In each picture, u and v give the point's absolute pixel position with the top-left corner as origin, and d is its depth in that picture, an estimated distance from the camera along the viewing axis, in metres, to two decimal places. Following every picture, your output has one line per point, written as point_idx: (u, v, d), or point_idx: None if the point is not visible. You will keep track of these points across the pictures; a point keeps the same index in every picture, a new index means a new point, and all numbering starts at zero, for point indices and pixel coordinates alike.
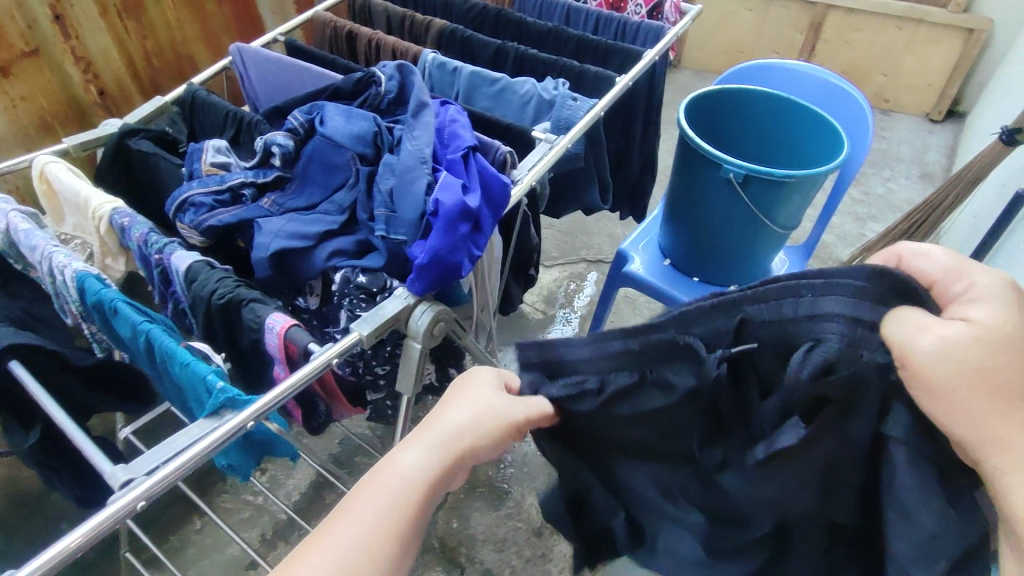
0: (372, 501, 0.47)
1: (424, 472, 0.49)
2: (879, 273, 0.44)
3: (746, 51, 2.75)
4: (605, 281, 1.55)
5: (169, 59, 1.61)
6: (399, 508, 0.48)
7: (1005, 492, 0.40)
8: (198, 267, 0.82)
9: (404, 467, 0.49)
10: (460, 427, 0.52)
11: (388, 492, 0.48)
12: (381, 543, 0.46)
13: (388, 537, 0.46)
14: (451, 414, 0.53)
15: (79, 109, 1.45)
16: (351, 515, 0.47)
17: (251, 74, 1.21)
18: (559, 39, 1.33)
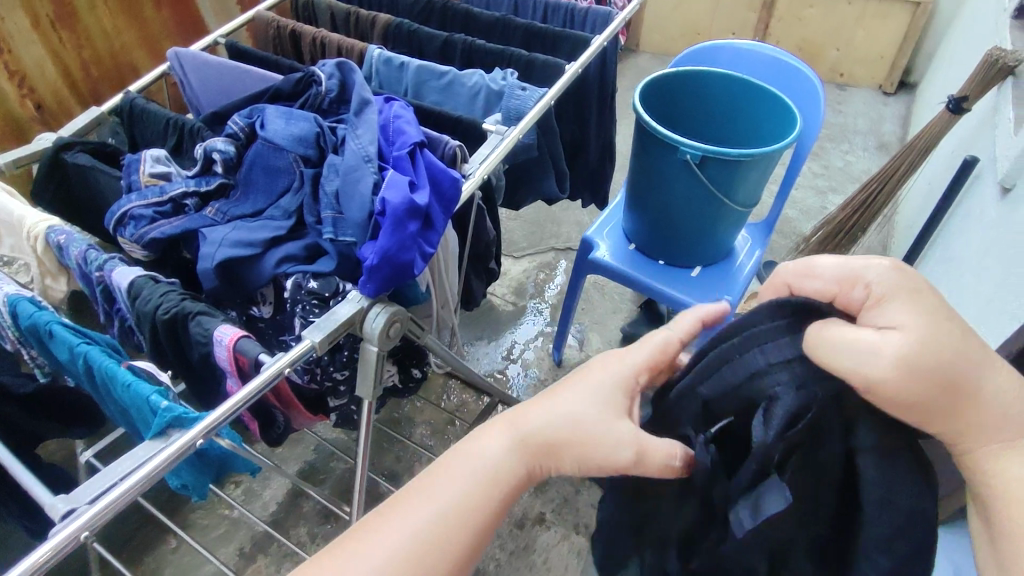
0: (442, 491, 0.51)
1: (500, 465, 0.53)
2: (778, 305, 0.50)
3: (703, 32, 2.76)
4: (572, 269, 1.55)
5: (109, 67, 1.55)
6: (480, 490, 0.52)
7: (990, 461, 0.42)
8: (141, 282, 0.79)
9: (482, 456, 0.53)
10: (552, 428, 0.54)
11: (469, 473, 0.52)
12: (456, 524, 0.50)
13: (465, 520, 0.50)
14: (544, 414, 0.54)
15: (15, 124, 1.39)
16: (406, 508, 0.50)
17: (191, 79, 1.17)
18: (508, 28, 1.32)
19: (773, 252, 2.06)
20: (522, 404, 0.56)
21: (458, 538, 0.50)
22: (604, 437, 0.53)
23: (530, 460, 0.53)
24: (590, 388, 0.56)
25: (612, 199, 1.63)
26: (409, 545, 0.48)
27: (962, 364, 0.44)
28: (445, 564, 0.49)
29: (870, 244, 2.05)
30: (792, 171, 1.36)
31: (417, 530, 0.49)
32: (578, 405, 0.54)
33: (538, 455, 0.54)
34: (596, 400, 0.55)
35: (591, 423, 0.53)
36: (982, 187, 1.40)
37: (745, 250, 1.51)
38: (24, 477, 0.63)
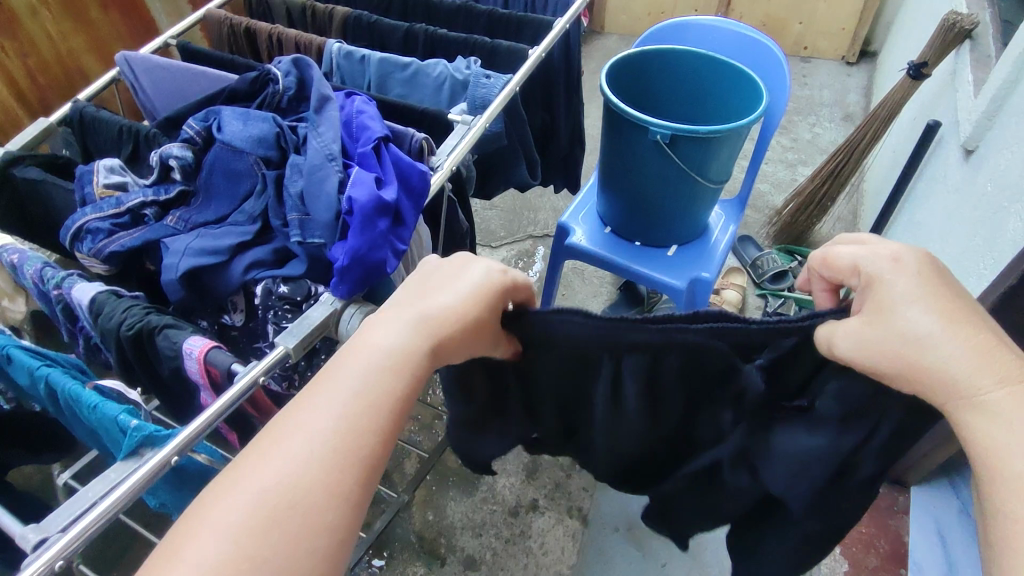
0: (351, 380, 0.49)
1: (405, 348, 0.52)
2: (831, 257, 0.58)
3: (667, 11, 2.75)
4: (550, 255, 1.54)
5: (57, 74, 1.50)
6: (387, 387, 0.50)
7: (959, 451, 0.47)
8: (103, 299, 0.76)
9: (385, 342, 0.51)
10: (447, 309, 0.54)
11: (369, 367, 0.50)
12: (367, 426, 0.48)
13: (379, 421, 0.48)
14: (447, 295, 0.55)
15: None
16: (317, 409, 0.48)
17: (143, 83, 1.13)
18: (470, 17, 1.29)
19: (747, 227, 2.08)
20: (417, 294, 0.56)
21: (374, 432, 0.48)
22: (488, 319, 0.56)
23: (432, 340, 0.53)
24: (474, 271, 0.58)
25: (585, 184, 1.62)
26: (328, 451, 0.46)
27: (894, 341, 0.48)
28: (369, 467, 0.47)
29: (841, 212, 2.08)
30: (762, 146, 1.37)
31: (335, 434, 0.46)
32: (470, 287, 0.56)
33: (448, 346, 0.54)
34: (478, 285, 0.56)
35: (476, 303, 0.55)
36: (946, 151, 1.42)
37: (719, 226, 1.51)
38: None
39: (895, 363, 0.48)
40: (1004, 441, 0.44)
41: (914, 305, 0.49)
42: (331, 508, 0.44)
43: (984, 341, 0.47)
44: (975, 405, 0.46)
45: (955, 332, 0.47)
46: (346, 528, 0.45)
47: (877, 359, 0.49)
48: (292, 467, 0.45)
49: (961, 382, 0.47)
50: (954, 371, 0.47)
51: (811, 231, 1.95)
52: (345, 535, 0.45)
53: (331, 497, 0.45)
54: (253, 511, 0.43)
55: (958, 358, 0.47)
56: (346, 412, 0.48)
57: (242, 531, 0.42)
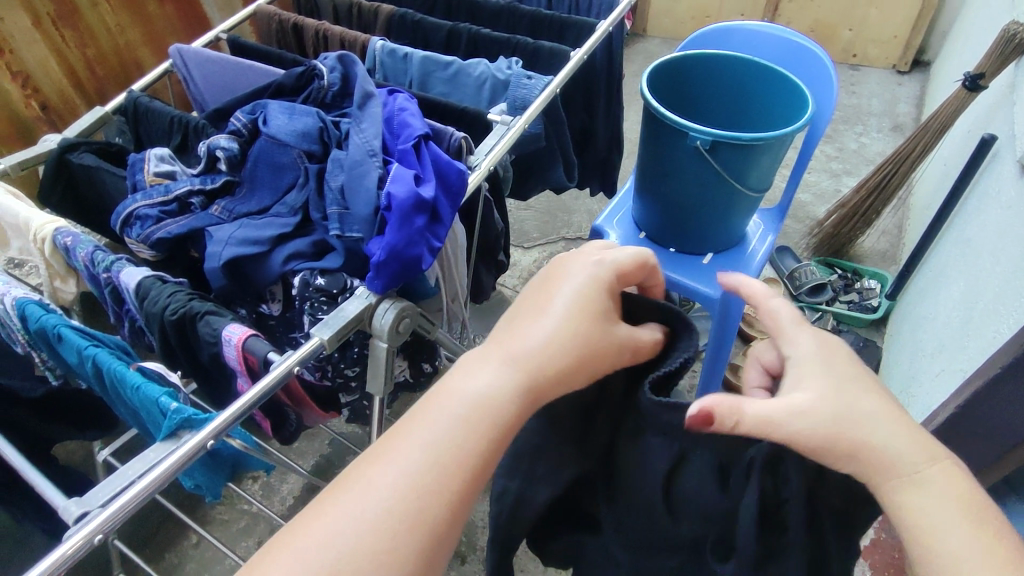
0: (432, 429, 0.48)
1: (495, 393, 0.49)
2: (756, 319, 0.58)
3: (712, 15, 2.71)
4: None
5: (114, 65, 1.57)
6: (466, 435, 0.48)
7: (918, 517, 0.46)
8: (149, 283, 0.79)
9: (475, 389, 0.49)
10: (534, 351, 0.52)
11: (453, 416, 0.48)
12: (434, 478, 0.46)
13: (450, 471, 0.46)
14: (537, 335, 0.53)
15: (22, 127, 1.42)
16: (393, 457, 0.46)
17: (195, 76, 1.17)
18: (513, 18, 1.30)
19: (787, 238, 2.04)
20: (511, 333, 0.54)
21: (443, 487, 0.46)
22: (612, 343, 0.54)
23: (529, 391, 0.51)
24: (575, 293, 0.56)
25: (621, 188, 1.61)
26: (392, 501, 0.44)
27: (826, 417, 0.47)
28: (435, 523, 0.45)
29: (885, 226, 2.02)
30: (806, 154, 1.33)
31: (401, 482, 0.45)
32: (560, 317, 0.54)
33: (539, 384, 0.51)
34: (581, 312, 0.55)
35: (580, 332, 0.54)
36: (1000, 167, 1.37)
37: (757, 235, 1.48)
38: (22, 469, 0.61)
39: (827, 446, 0.47)
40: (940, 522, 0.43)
41: (822, 385, 0.50)
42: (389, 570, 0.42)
43: (905, 423, 0.48)
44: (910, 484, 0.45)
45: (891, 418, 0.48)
46: None
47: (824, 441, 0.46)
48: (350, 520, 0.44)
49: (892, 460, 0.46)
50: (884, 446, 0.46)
51: (852, 245, 1.90)
52: None
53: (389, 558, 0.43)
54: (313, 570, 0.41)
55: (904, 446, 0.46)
56: (415, 462, 0.46)
57: None
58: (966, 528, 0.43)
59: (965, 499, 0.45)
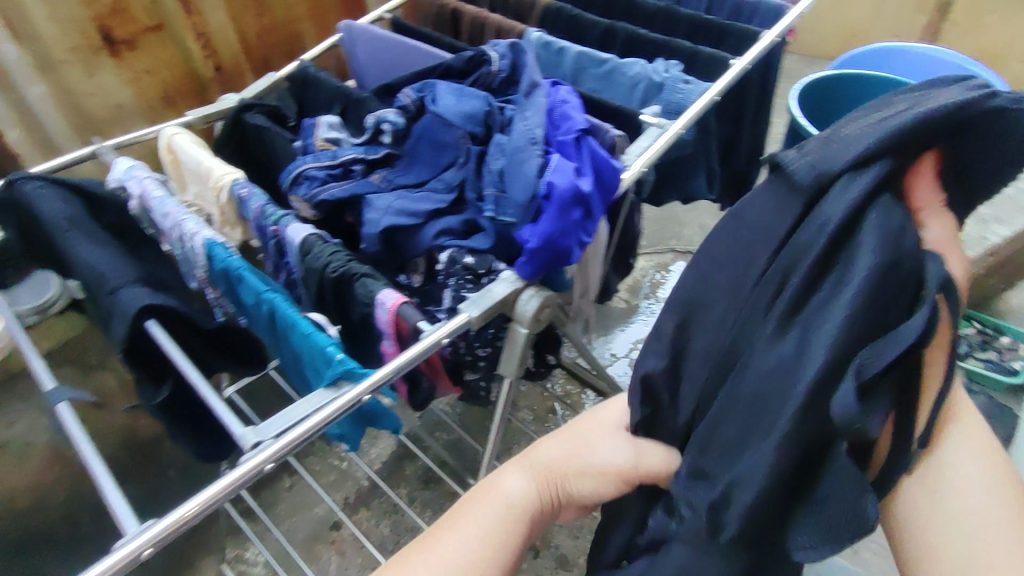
0: (484, 516, 0.62)
1: (524, 495, 0.64)
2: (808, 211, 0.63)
3: (860, 34, 2.54)
4: None
5: (281, 36, 1.70)
6: (506, 523, 0.62)
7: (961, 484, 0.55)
8: (312, 240, 0.83)
9: (510, 490, 0.64)
10: (555, 459, 0.67)
11: (496, 512, 0.62)
12: (485, 564, 0.58)
13: (494, 553, 0.59)
14: (548, 448, 0.68)
15: (196, 82, 1.59)
16: (453, 533, 0.60)
17: (360, 52, 1.25)
18: (671, 19, 1.27)
19: None
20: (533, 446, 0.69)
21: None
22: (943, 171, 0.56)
23: (546, 491, 0.66)
24: (603, 423, 0.71)
25: None
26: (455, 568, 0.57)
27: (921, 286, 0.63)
28: None
29: None
30: None
31: (462, 553, 0.58)
32: (566, 440, 0.69)
33: (551, 485, 0.66)
34: (616, 437, 0.68)
35: (580, 447, 0.69)
36: None
37: None
38: (201, 390, 0.68)
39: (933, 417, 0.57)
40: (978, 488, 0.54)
41: None
42: None
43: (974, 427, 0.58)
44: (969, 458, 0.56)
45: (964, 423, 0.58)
46: None
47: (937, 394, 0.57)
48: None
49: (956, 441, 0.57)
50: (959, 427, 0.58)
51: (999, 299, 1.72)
52: None
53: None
54: None
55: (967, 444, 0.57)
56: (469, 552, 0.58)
57: None
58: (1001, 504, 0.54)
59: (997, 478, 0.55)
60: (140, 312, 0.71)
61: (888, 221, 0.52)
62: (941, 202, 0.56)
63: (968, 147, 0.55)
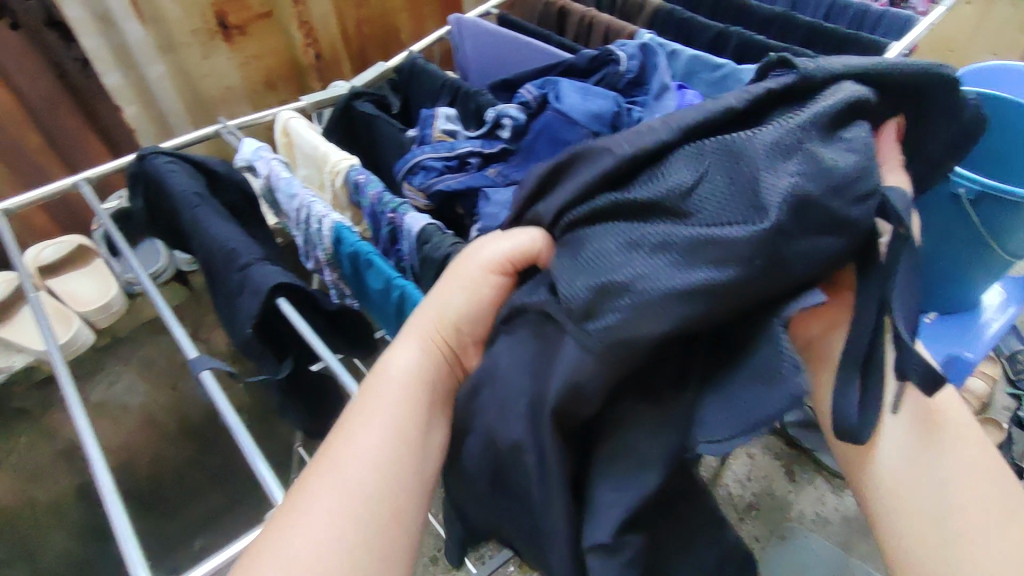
0: (379, 414, 0.59)
1: (413, 364, 0.62)
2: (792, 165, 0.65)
3: (956, 50, 2.42)
4: None
5: (378, 28, 1.70)
6: (406, 407, 0.60)
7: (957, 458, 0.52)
8: (431, 230, 0.84)
9: (401, 365, 0.62)
10: (434, 320, 0.65)
11: (393, 402, 0.60)
12: (388, 462, 0.56)
13: (394, 449, 0.57)
14: (430, 312, 0.65)
15: (297, 68, 1.63)
16: (356, 433, 0.57)
17: (468, 45, 1.25)
18: (788, 26, 1.23)
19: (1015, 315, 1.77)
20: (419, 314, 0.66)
21: (396, 485, 0.56)
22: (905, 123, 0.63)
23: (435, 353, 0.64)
24: (467, 267, 0.66)
25: None
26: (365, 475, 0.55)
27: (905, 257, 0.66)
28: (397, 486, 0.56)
29: None
30: None
31: (372, 452, 0.56)
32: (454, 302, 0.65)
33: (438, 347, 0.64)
34: (479, 275, 0.64)
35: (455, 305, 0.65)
36: None
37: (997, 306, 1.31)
38: (324, 361, 0.69)
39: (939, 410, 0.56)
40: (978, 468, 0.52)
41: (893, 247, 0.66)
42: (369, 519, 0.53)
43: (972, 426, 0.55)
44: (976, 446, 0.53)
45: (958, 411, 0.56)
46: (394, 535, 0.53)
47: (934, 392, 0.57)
48: (323, 527, 0.51)
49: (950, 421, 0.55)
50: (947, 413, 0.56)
51: None
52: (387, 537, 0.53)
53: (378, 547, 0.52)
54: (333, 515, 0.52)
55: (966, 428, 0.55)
56: (368, 475, 0.55)
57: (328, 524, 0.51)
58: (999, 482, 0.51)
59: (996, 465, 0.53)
60: (273, 290, 0.73)
61: (867, 139, 0.52)
62: (901, 163, 0.61)
63: (933, 136, 0.64)
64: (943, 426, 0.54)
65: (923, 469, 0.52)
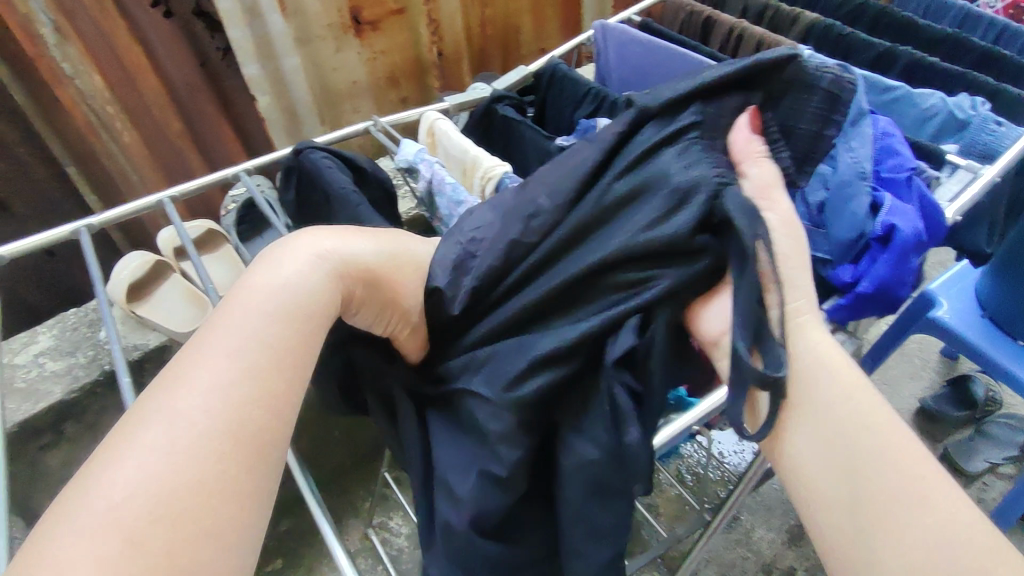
0: (235, 328, 0.60)
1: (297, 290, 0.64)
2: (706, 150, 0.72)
3: None
4: (904, 321, 1.57)
5: (498, 28, 1.69)
6: (274, 335, 0.61)
7: (845, 426, 0.59)
8: None
9: (288, 284, 0.64)
10: (342, 255, 0.69)
11: (254, 320, 0.61)
12: (239, 402, 0.56)
13: (252, 375, 0.58)
14: (356, 242, 0.71)
15: (420, 66, 1.63)
16: (203, 349, 0.58)
17: (610, 52, 1.21)
18: (960, 48, 1.14)
19: None
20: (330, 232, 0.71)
21: (272, 420, 0.57)
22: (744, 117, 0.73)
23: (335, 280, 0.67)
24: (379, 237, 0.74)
25: (959, 266, 1.60)
26: (211, 395, 0.55)
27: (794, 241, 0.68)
28: (244, 433, 0.55)
29: None
30: None
31: (213, 383, 0.56)
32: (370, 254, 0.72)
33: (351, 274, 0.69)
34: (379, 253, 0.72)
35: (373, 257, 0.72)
36: None
37: None
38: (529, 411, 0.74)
39: (828, 381, 0.61)
40: (871, 440, 0.58)
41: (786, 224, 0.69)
42: (206, 449, 0.53)
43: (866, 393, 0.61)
44: (885, 418, 0.59)
45: (850, 379, 0.62)
46: (225, 482, 0.52)
47: (817, 370, 0.62)
48: (167, 447, 0.52)
49: (842, 392, 0.61)
50: (818, 372, 0.62)
51: None
52: (216, 467, 0.52)
53: (237, 472, 0.53)
54: (170, 440, 0.52)
55: (853, 396, 0.60)
56: (238, 410, 0.55)
57: (163, 455, 0.51)
58: (887, 451, 0.57)
59: (894, 436, 0.58)
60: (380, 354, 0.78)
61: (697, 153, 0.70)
62: (759, 152, 0.71)
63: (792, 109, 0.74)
64: (844, 418, 0.59)
65: (835, 460, 0.58)
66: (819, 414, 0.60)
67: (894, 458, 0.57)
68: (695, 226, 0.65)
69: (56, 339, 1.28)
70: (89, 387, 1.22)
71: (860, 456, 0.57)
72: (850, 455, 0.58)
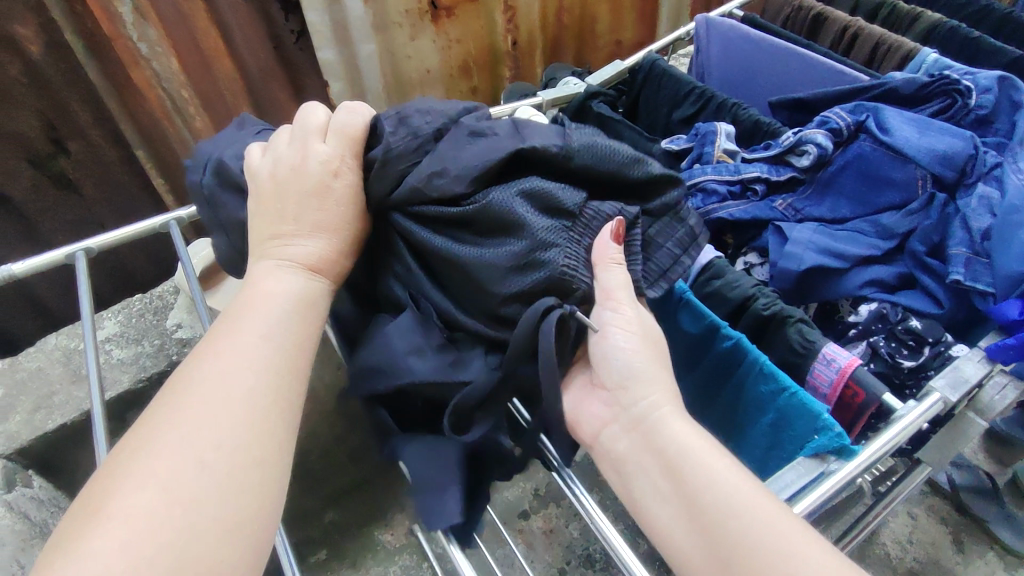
0: (256, 326, 0.59)
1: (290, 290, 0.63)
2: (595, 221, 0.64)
3: None
4: None
5: (574, 17, 1.61)
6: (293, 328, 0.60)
7: (720, 501, 0.51)
8: (721, 263, 0.77)
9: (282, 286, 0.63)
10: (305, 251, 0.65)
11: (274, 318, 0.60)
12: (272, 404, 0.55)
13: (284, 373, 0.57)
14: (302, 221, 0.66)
15: (492, 54, 1.56)
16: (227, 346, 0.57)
17: (714, 49, 1.14)
18: None
19: None
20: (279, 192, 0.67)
21: (278, 431, 0.54)
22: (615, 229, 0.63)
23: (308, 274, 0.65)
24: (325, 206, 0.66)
25: None
26: (254, 387, 0.54)
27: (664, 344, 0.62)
28: (276, 434, 0.54)
29: None
30: None
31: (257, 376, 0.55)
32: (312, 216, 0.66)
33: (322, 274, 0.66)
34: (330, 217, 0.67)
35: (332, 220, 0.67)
36: None
37: None
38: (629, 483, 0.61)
39: (676, 458, 0.55)
40: (757, 517, 0.49)
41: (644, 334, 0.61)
42: (243, 452, 0.51)
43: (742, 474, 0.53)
44: (758, 489, 0.51)
45: (714, 455, 0.54)
46: (259, 481, 0.51)
47: (681, 455, 0.55)
48: (192, 445, 0.50)
49: (710, 471, 0.53)
50: (679, 455, 0.55)
51: None
52: (258, 464, 0.51)
53: (246, 487, 0.50)
54: (201, 439, 0.50)
55: (723, 473, 0.52)
56: (243, 412, 0.52)
57: (195, 450, 0.49)
58: (770, 526, 0.49)
59: (773, 509, 0.50)
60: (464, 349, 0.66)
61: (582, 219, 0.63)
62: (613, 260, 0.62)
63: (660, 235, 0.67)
64: (704, 491, 0.52)
65: (702, 531, 0.51)
66: (687, 494, 0.53)
67: (781, 534, 0.48)
68: (524, 294, 0.61)
69: (122, 326, 1.26)
70: (155, 376, 1.19)
71: (736, 539, 0.49)
72: (727, 536, 0.50)
